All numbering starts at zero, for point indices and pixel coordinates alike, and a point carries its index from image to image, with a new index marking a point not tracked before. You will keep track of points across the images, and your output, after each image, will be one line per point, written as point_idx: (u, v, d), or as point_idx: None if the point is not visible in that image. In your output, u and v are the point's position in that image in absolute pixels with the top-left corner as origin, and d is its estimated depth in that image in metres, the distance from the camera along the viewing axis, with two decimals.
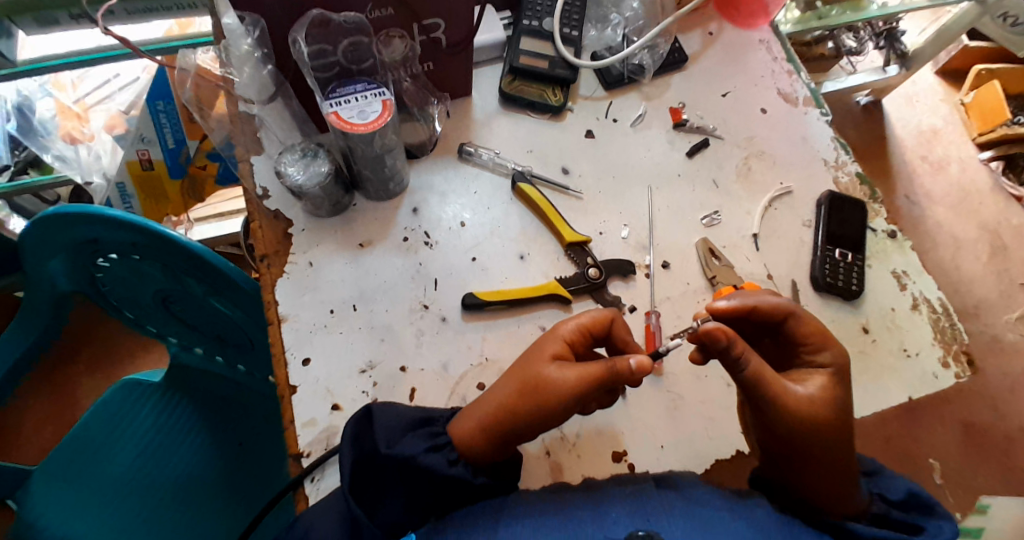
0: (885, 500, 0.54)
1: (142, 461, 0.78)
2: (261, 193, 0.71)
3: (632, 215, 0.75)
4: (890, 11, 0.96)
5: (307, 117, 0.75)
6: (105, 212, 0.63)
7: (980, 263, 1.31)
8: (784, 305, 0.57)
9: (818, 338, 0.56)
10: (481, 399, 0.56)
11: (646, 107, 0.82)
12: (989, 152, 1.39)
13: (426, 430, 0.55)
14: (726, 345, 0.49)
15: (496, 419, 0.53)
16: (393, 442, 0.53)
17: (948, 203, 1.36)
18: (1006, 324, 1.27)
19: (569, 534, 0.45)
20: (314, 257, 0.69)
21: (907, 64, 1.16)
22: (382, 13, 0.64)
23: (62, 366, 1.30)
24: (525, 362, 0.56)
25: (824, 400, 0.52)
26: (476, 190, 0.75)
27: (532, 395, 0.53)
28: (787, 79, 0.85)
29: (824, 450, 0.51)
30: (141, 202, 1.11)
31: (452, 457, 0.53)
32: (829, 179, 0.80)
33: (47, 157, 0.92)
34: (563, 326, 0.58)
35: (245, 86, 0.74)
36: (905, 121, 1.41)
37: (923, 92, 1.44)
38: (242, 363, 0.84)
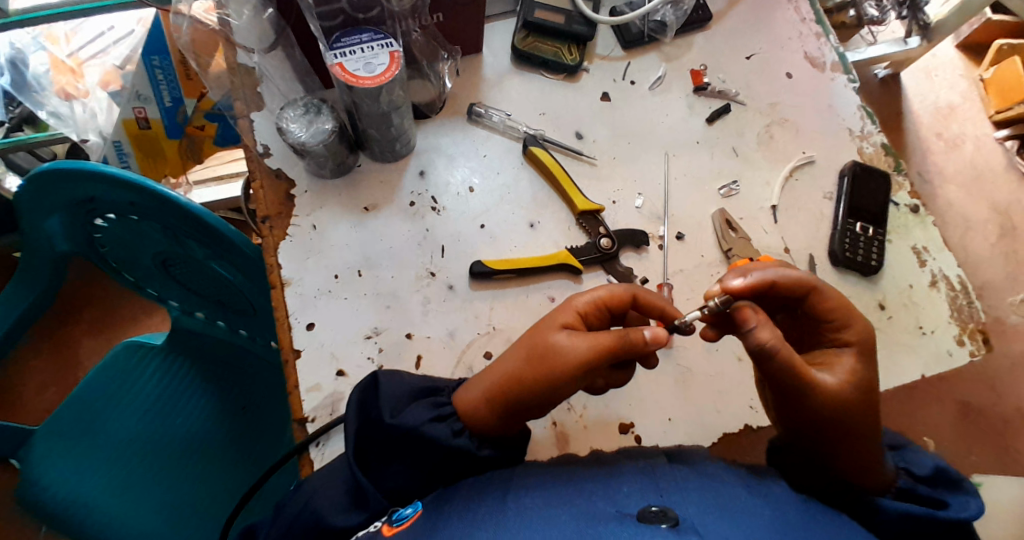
0: (910, 474, 0.52)
1: (147, 423, 0.77)
2: (262, 150, 0.68)
3: (647, 183, 0.72)
4: None
5: (309, 69, 0.72)
6: (101, 169, 0.61)
7: (989, 244, 1.28)
8: (806, 277, 0.53)
9: (843, 314, 0.53)
10: (490, 366, 0.54)
11: (666, 69, 0.78)
12: (1006, 131, 1.34)
13: (431, 399, 0.53)
14: (754, 328, 0.47)
15: (502, 385, 0.51)
16: (397, 412, 0.51)
17: (961, 182, 1.32)
18: (1010, 306, 1.25)
19: (580, 505, 0.44)
20: (318, 219, 0.66)
21: (929, 36, 1.09)
22: None
23: (62, 327, 1.29)
24: (536, 329, 0.54)
25: (848, 382, 0.50)
26: (486, 154, 0.72)
27: (540, 362, 0.51)
28: (814, 42, 0.81)
29: (847, 432, 0.49)
30: (137, 161, 1.07)
31: (456, 429, 0.51)
32: (853, 150, 0.77)
33: (40, 113, 0.90)
34: (577, 298, 0.56)
35: (244, 32, 0.69)
36: (924, 95, 1.35)
37: (943, 66, 1.39)
38: (244, 328, 0.82)
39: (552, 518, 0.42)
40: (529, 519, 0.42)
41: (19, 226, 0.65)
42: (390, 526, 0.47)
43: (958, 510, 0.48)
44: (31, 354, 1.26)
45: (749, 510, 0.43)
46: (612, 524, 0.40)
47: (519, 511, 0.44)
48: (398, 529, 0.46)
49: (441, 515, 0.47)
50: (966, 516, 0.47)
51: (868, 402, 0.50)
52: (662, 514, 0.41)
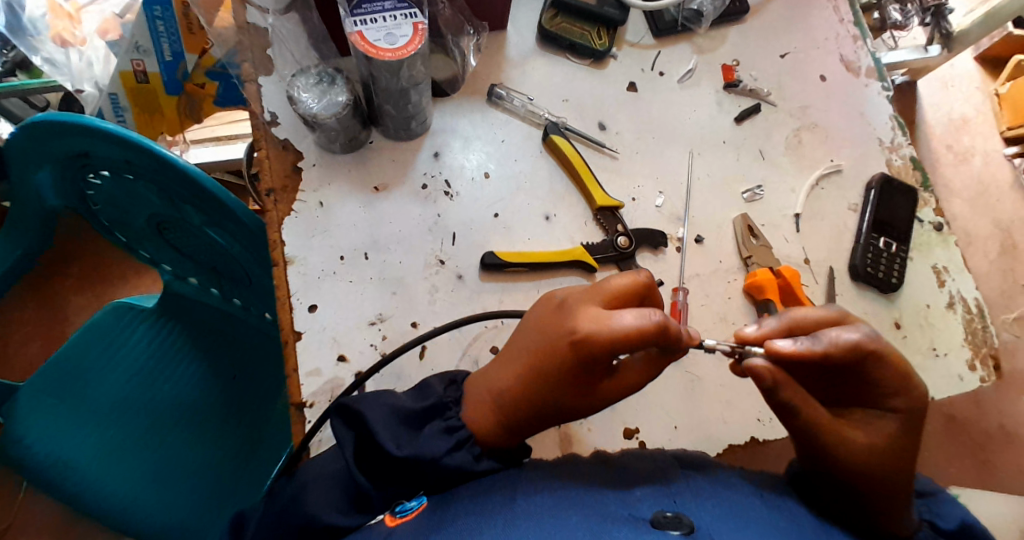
0: (934, 528, 0.48)
1: (134, 390, 0.74)
2: (269, 119, 0.64)
3: (668, 181, 0.69)
4: None
5: (326, 37, 0.68)
6: (97, 124, 0.57)
7: (987, 260, 1.27)
8: (866, 347, 0.46)
9: (896, 384, 0.47)
10: (500, 376, 0.51)
11: (697, 61, 0.74)
12: (1015, 148, 1.31)
13: (442, 422, 0.50)
14: (770, 386, 0.45)
15: (516, 412, 0.49)
16: (403, 444, 0.47)
17: (965, 196, 1.30)
18: (1003, 323, 1.24)
19: (591, 508, 0.41)
20: (325, 196, 0.63)
21: (948, 46, 1.08)
22: None
23: (48, 283, 1.25)
24: (551, 356, 0.48)
25: (881, 447, 0.46)
26: (504, 139, 0.68)
27: (565, 406, 0.50)
28: (851, 45, 0.77)
29: (870, 490, 0.46)
30: (135, 116, 1.01)
31: (475, 453, 0.49)
32: (882, 161, 0.74)
33: (35, 58, 0.91)
34: (588, 330, 0.47)
35: None
36: (936, 106, 1.32)
37: (959, 77, 1.35)
38: (237, 297, 0.79)
39: (562, 517, 0.40)
40: (539, 520, 0.40)
41: (9, 178, 0.62)
42: (393, 516, 0.46)
43: None
44: (17, 308, 1.23)
45: (769, 525, 0.41)
46: (626, 528, 0.38)
47: (528, 510, 0.42)
48: (402, 520, 0.45)
49: (446, 511, 0.44)
50: None
51: (899, 468, 0.47)
52: (676, 519, 0.39)
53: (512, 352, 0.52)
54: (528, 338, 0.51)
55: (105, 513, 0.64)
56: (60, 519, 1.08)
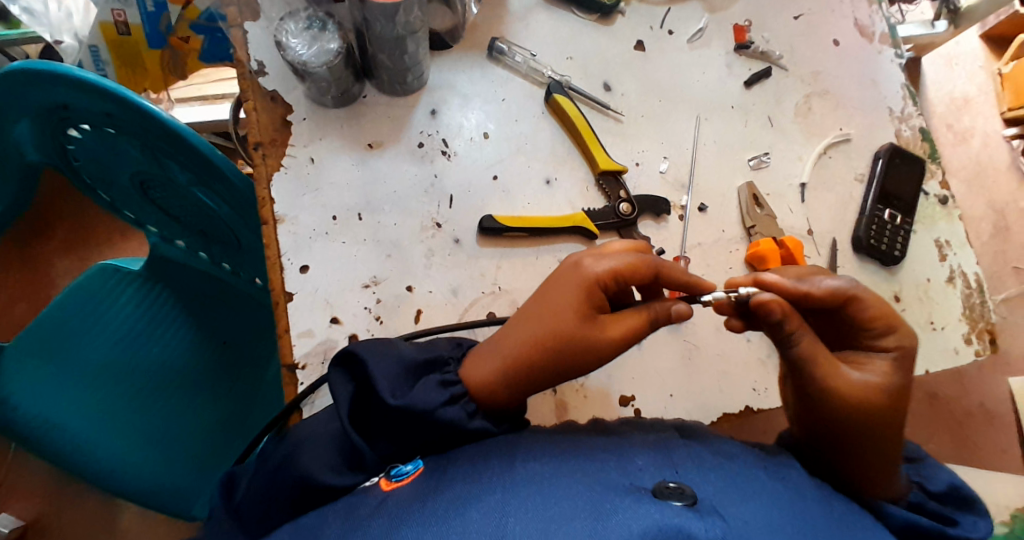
0: (923, 489, 0.49)
1: (122, 351, 0.72)
2: (256, 68, 0.61)
3: (673, 146, 0.67)
4: None
5: None
6: (79, 75, 0.54)
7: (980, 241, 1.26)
8: (845, 288, 0.48)
9: (885, 322, 0.47)
10: (503, 335, 0.49)
11: (708, 20, 0.71)
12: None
13: (438, 377, 0.48)
14: (779, 320, 0.44)
15: (520, 370, 0.47)
16: (399, 394, 0.45)
17: (963, 178, 1.27)
18: None
19: (593, 479, 0.40)
20: (317, 153, 0.60)
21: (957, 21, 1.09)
22: None
23: (29, 242, 1.22)
24: (556, 299, 0.48)
25: (880, 388, 0.46)
26: (505, 97, 0.66)
27: (571, 353, 0.47)
28: (866, 9, 0.75)
29: (867, 436, 0.45)
30: (116, 71, 0.97)
31: (469, 410, 0.47)
32: (891, 132, 0.72)
33: (13, 8, 0.89)
34: (594, 266, 0.49)
35: None
36: (940, 85, 1.23)
37: (964, 56, 1.27)
38: (227, 262, 0.78)
39: (566, 487, 0.39)
40: (539, 488, 0.39)
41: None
42: (389, 479, 0.44)
43: (969, 530, 0.45)
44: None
45: (772, 496, 0.40)
46: (629, 497, 0.37)
47: (529, 478, 0.40)
48: (397, 485, 0.43)
49: (444, 475, 0.43)
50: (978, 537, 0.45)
51: (896, 411, 0.46)
52: (679, 491, 0.38)
53: (517, 313, 0.51)
54: (533, 298, 0.51)
55: (98, 475, 0.63)
56: (47, 479, 1.08)
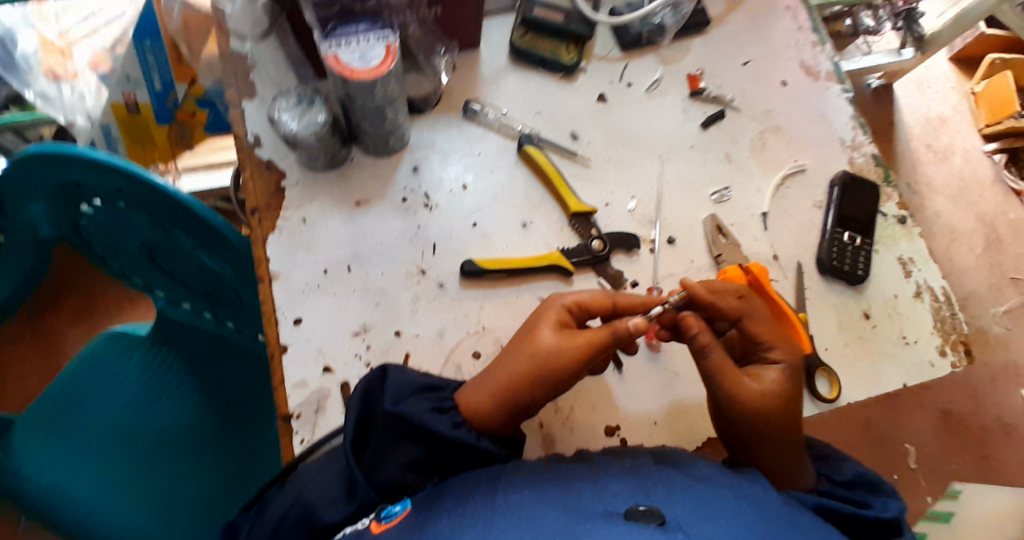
0: (832, 480, 0.55)
1: (132, 414, 0.77)
2: (253, 141, 0.67)
3: (640, 186, 0.73)
4: None
5: (303, 59, 0.70)
6: (93, 155, 0.61)
7: (974, 255, 1.34)
8: (739, 305, 0.57)
9: (770, 336, 0.56)
10: (491, 369, 0.55)
11: (663, 72, 0.78)
12: (995, 144, 1.41)
13: (435, 395, 0.55)
14: (695, 333, 0.54)
15: (510, 390, 0.53)
16: (399, 400, 0.52)
17: (948, 193, 1.38)
18: (993, 317, 1.31)
19: (565, 506, 0.43)
20: (308, 213, 0.66)
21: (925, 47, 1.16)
22: None
23: (45, 315, 1.27)
24: (534, 326, 0.56)
25: (774, 393, 0.53)
26: (480, 151, 0.71)
27: (546, 366, 0.53)
28: (810, 51, 0.81)
29: (766, 437, 0.52)
30: (126, 148, 1.06)
31: (457, 421, 0.53)
32: (844, 160, 0.77)
33: (28, 93, 0.93)
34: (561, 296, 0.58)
35: (238, 19, 0.69)
36: (914, 107, 1.41)
37: (935, 77, 1.44)
38: (231, 321, 0.83)
39: (541, 515, 0.42)
40: (518, 516, 0.42)
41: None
42: (379, 522, 0.47)
43: (880, 509, 0.50)
44: (14, 341, 1.25)
45: (738, 513, 0.43)
46: (600, 521, 0.41)
47: (510, 509, 0.44)
48: (387, 526, 0.46)
49: (432, 510, 0.47)
50: (891, 515, 0.49)
51: (790, 412, 0.53)
52: (649, 513, 0.41)
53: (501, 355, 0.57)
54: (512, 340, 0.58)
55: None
56: None
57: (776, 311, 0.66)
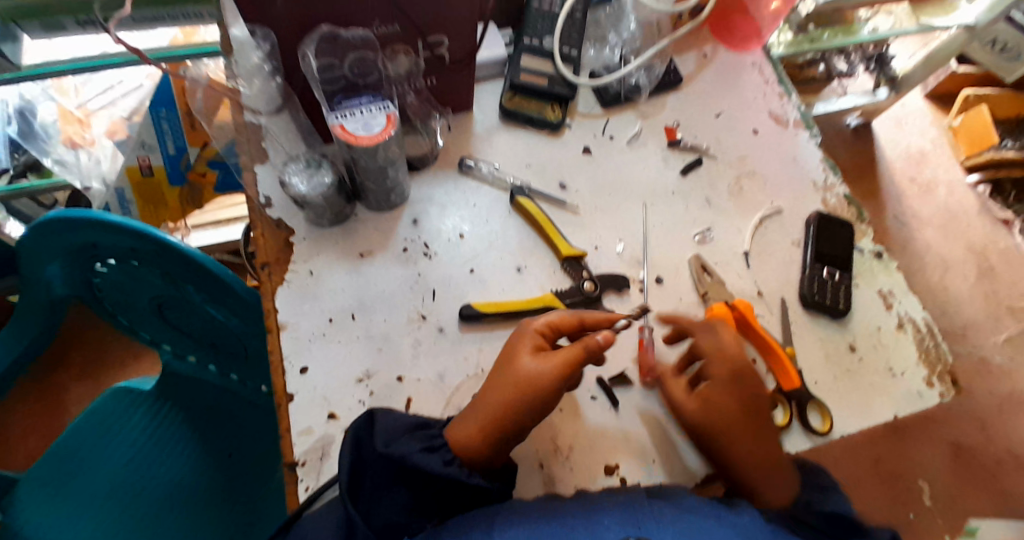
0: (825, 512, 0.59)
1: (129, 471, 0.80)
2: (264, 201, 0.72)
3: (627, 230, 0.77)
4: (881, 34, 1.14)
5: (313, 129, 0.76)
6: (108, 218, 0.66)
7: (968, 283, 1.52)
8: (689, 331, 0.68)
9: (707, 357, 0.66)
10: (477, 402, 0.58)
11: (642, 125, 0.84)
12: (976, 176, 1.63)
13: (424, 432, 0.57)
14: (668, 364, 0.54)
15: (499, 416, 0.56)
16: (388, 442, 0.54)
17: (937, 224, 1.59)
18: (995, 345, 1.45)
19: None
20: (315, 265, 0.70)
21: (896, 87, 1.37)
22: (388, 29, 0.66)
23: (51, 373, 1.30)
24: (508, 353, 0.61)
25: (698, 406, 0.63)
26: (476, 203, 0.76)
27: (528, 388, 0.57)
28: (777, 101, 0.87)
29: (709, 445, 0.62)
30: (139, 206, 1.15)
31: (448, 458, 0.55)
32: (817, 200, 0.82)
33: (46, 161, 0.97)
34: (532, 322, 0.63)
35: (253, 98, 0.75)
36: (895, 142, 1.65)
37: (911, 115, 1.69)
38: (234, 373, 0.87)
39: None
40: None
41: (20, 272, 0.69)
42: None
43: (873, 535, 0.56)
44: (19, 401, 1.27)
45: None
46: None
47: None
48: None
49: None
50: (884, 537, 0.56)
51: (718, 422, 0.62)
52: None
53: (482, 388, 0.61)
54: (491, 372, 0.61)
55: None
56: None
57: (764, 348, 0.71)
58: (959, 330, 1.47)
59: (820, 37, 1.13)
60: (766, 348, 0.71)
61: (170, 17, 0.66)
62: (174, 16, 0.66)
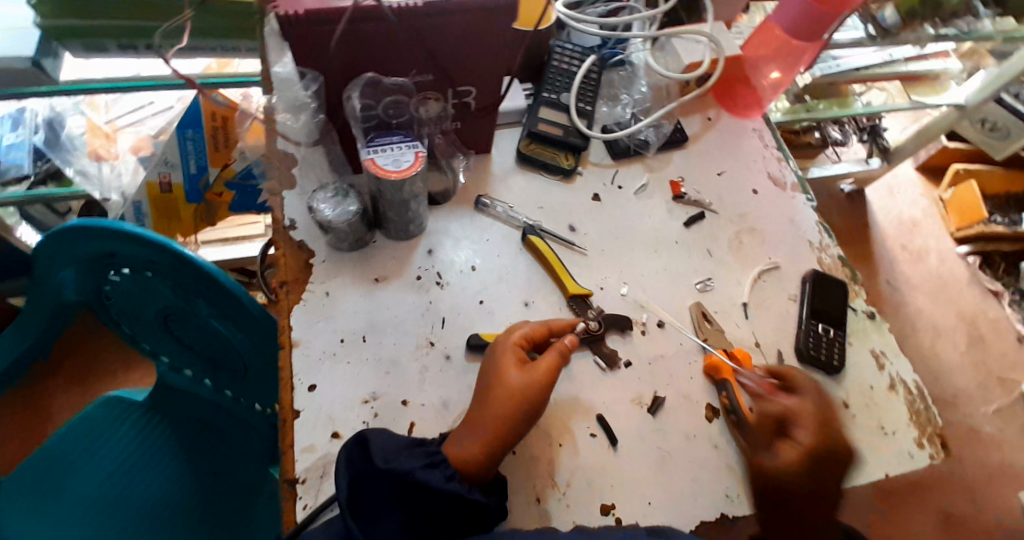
0: None
1: (113, 481, 0.81)
2: (288, 224, 0.74)
3: (631, 274, 0.80)
4: (872, 109, 1.29)
5: (345, 162, 0.79)
6: (121, 227, 0.68)
7: (958, 351, 1.55)
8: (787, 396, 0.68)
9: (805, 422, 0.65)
10: (474, 417, 0.62)
11: (648, 178, 0.88)
12: (966, 247, 1.69)
13: (421, 449, 0.60)
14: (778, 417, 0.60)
15: (501, 429, 0.60)
16: (387, 458, 0.57)
17: (927, 291, 1.63)
18: (984, 415, 1.47)
19: None
20: (331, 287, 0.72)
21: (888, 157, 1.56)
22: (423, 78, 0.71)
23: (41, 380, 1.30)
24: (493, 366, 0.65)
25: (798, 468, 0.63)
26: (488, 239, 0.79)
27: (521, 396, 0.62)
28: (776, 164, 0.92)
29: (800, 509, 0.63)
30: (153, 220, 1.13)
31: (448, 473, 0.58)
32: (813, 259, 0.85)
33: (68, 170, 1.02)
34: (510, 335, 0.67)
35: (294, 129, 0.78)
36: (888, 209, 1.74)
37: (903, 184, 1.79)
38: (229, 390, 0.86)
39: None
40: None
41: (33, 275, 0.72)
42: None
43: None
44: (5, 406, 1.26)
45: None
46: None
47: None
48: None
49: None
50: None
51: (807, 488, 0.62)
52: None
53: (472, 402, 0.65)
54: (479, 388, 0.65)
55: None
56: None
57: None
58: (948, 397, 1.49)
59: (816, 106, 1.27)
60: None
61: (214, 49, 0.91)
62: (217, 49, 0.91)
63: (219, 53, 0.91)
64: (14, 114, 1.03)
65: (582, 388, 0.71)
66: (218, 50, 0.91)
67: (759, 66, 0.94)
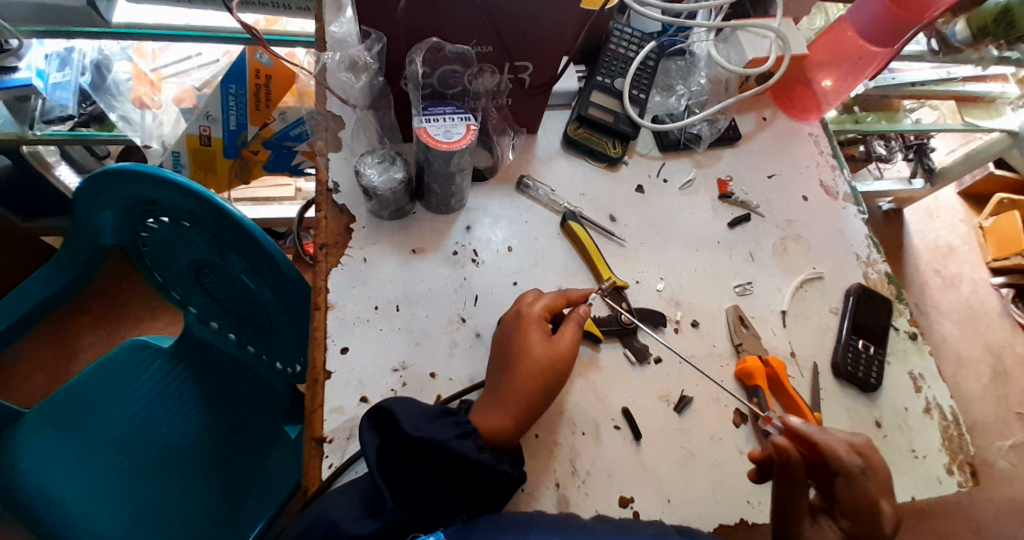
0: None
1: (133, 423, 0.82)
2: (332, 186, 0.74)
3: (669, 269, 0.78)
4: (918, 127, 1.24)
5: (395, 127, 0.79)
6: (163, 174, 0.67)
7: (980, 384, 1.51)
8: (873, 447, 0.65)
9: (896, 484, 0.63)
10: (500, 391, 0.62)
11: (696, 174, 0.86)
12: (1001, 278, 1.63)
13: (452, 418, 0.59)
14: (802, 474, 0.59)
15: (528, 404, 0.61)
16: (419, 428, 0.56)
17: (955, 319, 1.59)
18: (999, 450, 1.43)
19: None
20: (370, 254, 0.71)
21: (932, 178, 1.49)
22: (482, 49, 0.70)
23: (67, 318, 1.32)
24: (514, 341, 0.64)
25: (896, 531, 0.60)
26: (527, 220, 0.78)
27: (547, 372, 0.62)
28: (830, 173, 0.89)
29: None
30: (191, 170, 1.14)
31: (480, 444, 0.58)
32: (858, 274, 0.83)
33: (111, 115, 1.01)
34: (530, 311, 0.66)
35: (347, 90, 0.76)
36: (923, 234, 1.69)
37: (945, 208, 1.73)
38: (252, 345, 0.86)
39: None
40: None
41: (75, 215, 0.73)
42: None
43: None
44: (28, 338, 1.28)
45: None
46: None
47: None
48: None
49: None
50: None
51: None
52: None
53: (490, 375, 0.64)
54: (499, 362, 0.64)
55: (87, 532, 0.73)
56: None
57: (790, 404, 0.72)
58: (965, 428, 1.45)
59: (863, 119, 1.23)
60: (792, 407, 0.72)
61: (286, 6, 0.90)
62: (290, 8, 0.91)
63: (291, 12, 0.91)
64: (61, 54, 0.98)
65: (610, 380, 0.70)
66: (290, 9, 0.91)
67: (815, 70, 0.91)
